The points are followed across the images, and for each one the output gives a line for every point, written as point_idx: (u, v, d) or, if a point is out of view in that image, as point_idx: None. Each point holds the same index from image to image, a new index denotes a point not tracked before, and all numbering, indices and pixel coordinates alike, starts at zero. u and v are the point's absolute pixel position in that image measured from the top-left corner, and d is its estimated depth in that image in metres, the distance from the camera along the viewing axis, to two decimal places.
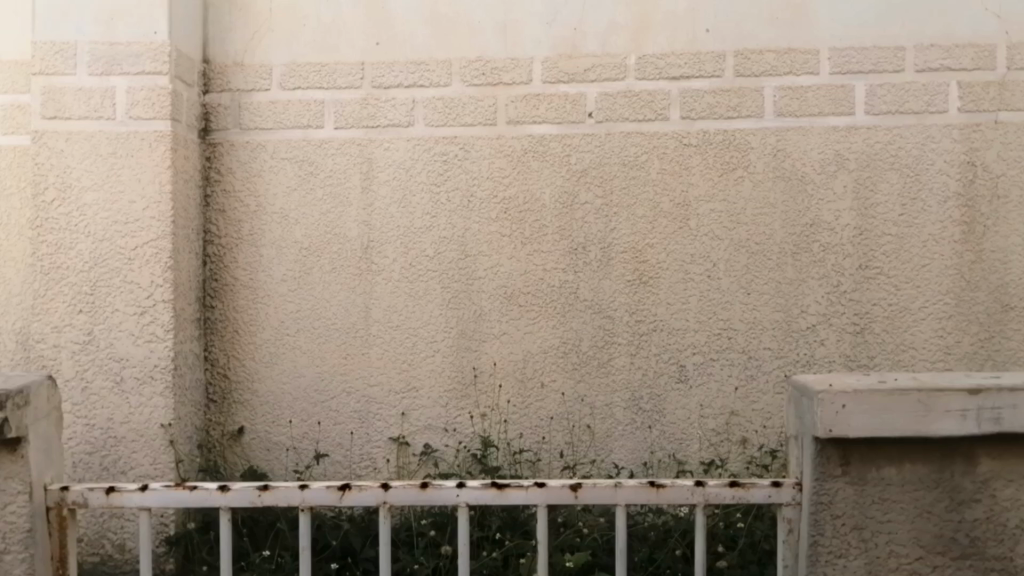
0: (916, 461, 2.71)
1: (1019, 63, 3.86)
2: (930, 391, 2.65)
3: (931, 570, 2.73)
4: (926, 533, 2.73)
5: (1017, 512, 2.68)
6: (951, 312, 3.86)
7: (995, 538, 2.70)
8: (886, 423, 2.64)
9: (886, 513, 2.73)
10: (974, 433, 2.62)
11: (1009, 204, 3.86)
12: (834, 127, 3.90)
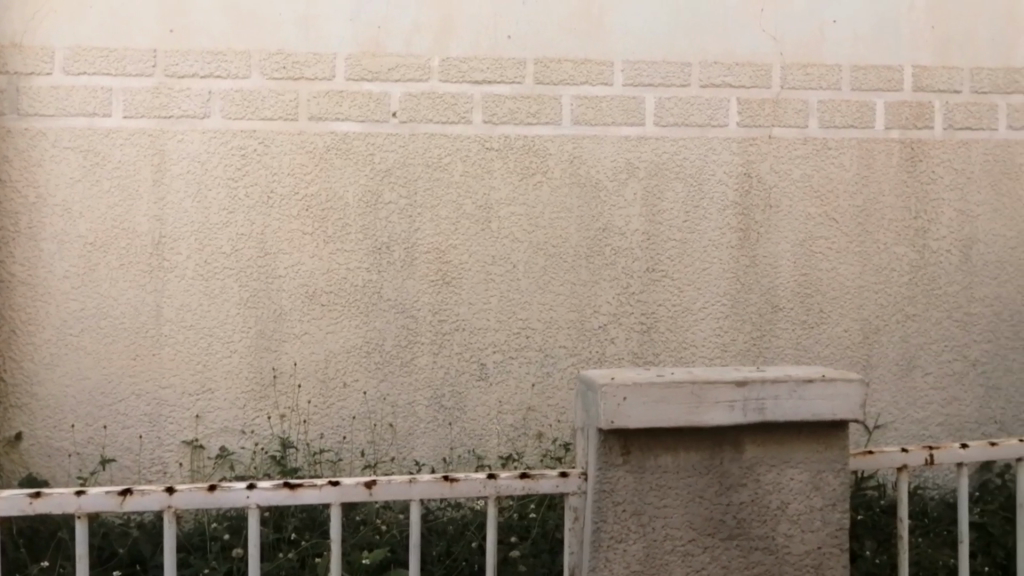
0: (690, 449, 2.94)
1: (791, 84, 4.00)
2: (702, 383, 2.89)
3: (702, 551, 2.96)
4: (698, 517, 2.96)
5: (778, 495, 2.98)
6: (727, 312, 4.06)
7: (759, 519, 2.98)
8: (661, 415, 2.86)
9: (663, 500, 2.94)
10: (742, 422, 2.88)
11: (781, 213, 4.02)
12: (626, 137, 4.05)
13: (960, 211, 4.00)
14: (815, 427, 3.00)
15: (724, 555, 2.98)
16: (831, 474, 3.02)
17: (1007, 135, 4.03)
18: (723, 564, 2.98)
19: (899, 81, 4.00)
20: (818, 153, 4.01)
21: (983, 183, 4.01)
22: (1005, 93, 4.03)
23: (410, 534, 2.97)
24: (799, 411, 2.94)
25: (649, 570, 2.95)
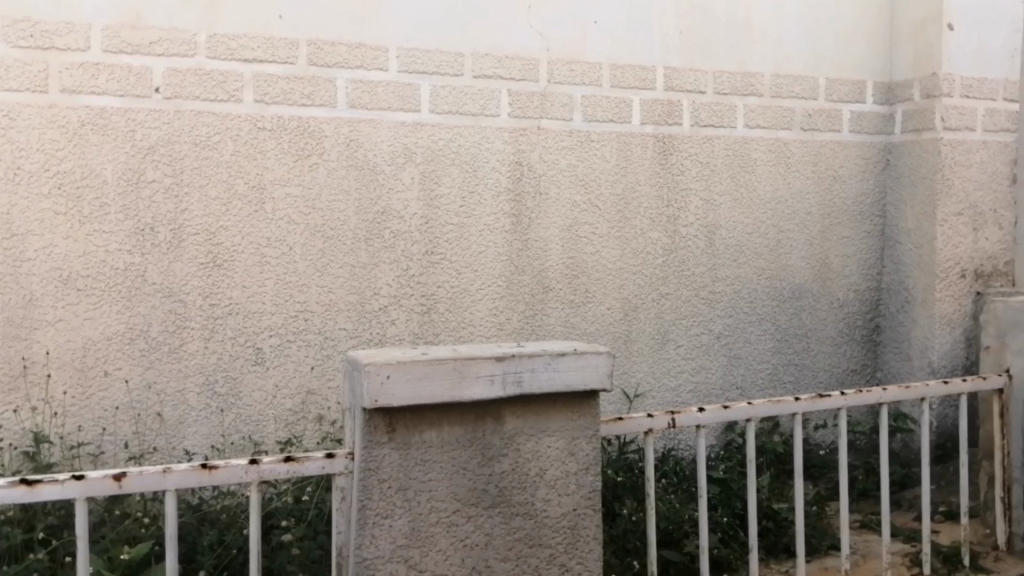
0: (453, 423, 3.04)
1: (557, 78, 4.21)
2: (463, 359, 3.00)
3: (465, 521, 3.06)
4: (461, 488, 3.06)
5: (538, 462, 3.15)
6: (503, 293, 4.18)
7: (519, 486, 3.13)
8: (425, 391, 2.93)
9: (427, 473, 3.01)
10: (501, 395, 3.02)
11: (549, 200, 4.22)
12: (402, 123, 4.08)
13: (705, 200, 4.36)
14: (569, 397, 3.20)
15: (487, 523, 3.09)
16: (584, 440, 3.22)
17: (745, 133, 4.40)
18: (486, 531, 3.09)
19: (652, 80, 4.30)
20: (581, 145, 4.25)
21: (724, 175, 4.38)
22: (742, 95, 4.39)
23: (166, 523, 2.84)
24: (553, 383, 3.11)
25: (415, 543, 3.00)
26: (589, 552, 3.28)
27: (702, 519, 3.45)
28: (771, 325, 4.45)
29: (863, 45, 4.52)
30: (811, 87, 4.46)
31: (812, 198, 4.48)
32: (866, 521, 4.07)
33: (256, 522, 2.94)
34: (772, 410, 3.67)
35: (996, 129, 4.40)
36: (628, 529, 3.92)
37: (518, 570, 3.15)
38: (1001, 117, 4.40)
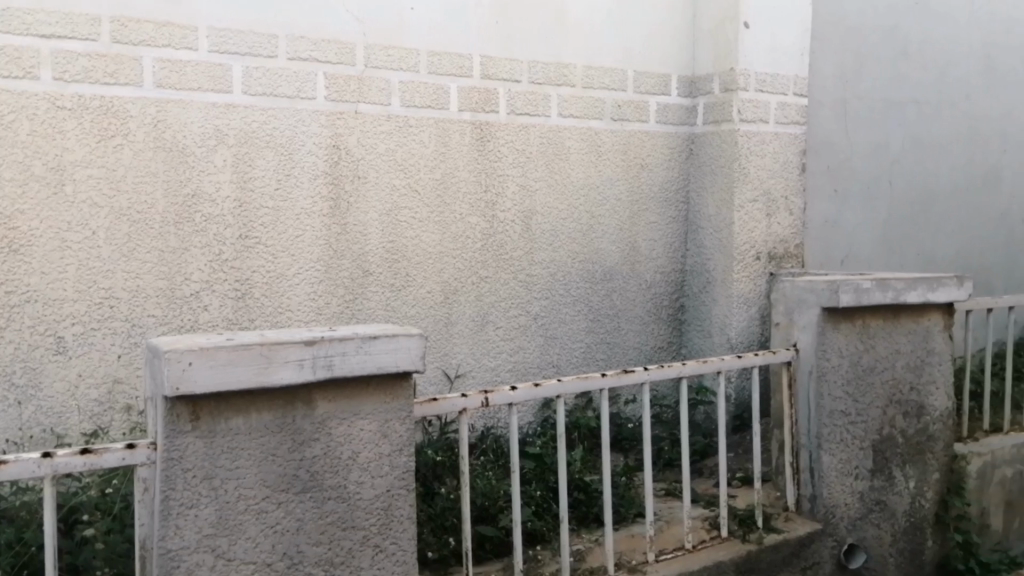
0: (261, 409, 2.63)
1: (374, 63, 4.23)
2: (271, 341, 2.58)
3: (276, 508, 2.66)
4: (271, 474, 2.65)
5: (351, 445, 2.78)
6: (321, 277, 4.17)
7: (331, 470, 2.75)
8: (228, 378, 2.52)
9: (234, 461, 2.59)
10: (312, 381, 2.63)
11: (368, 184, 4.24)
12: (212, 104, 3.93)
13: (521, 185, 4.59)
14: (386, 377, 2.84)
15: (299, 508, 2.71)
16: (398, 421, 2.86)
17: (559, 122, 4.67)
18: (297, 517, 2.70)
19: (469, 68, 4.44)
20: (400, 131, 4.30)
21: (540, 162, 4.63)
22: (556, 86, 4.65)
23: None
24: (367, 365, 2.75)
25: (222, 532, 2.58)
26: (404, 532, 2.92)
27: (515, 492, 3.48)
28: (585, 305, 4.80)
29: (667, 44, 4.92)
30: (621, 79, 4.81)
31: (621, 186, 4.85)
32: (671, 488, 4.35)
33: (52, 518, 2.70)
34: (581, 385, 3.69)
35: (788, 121, 4.76)
36: (446, 507, 3.89)
37: (331, 554, 2.76)
38: (792, 110, 4.75)
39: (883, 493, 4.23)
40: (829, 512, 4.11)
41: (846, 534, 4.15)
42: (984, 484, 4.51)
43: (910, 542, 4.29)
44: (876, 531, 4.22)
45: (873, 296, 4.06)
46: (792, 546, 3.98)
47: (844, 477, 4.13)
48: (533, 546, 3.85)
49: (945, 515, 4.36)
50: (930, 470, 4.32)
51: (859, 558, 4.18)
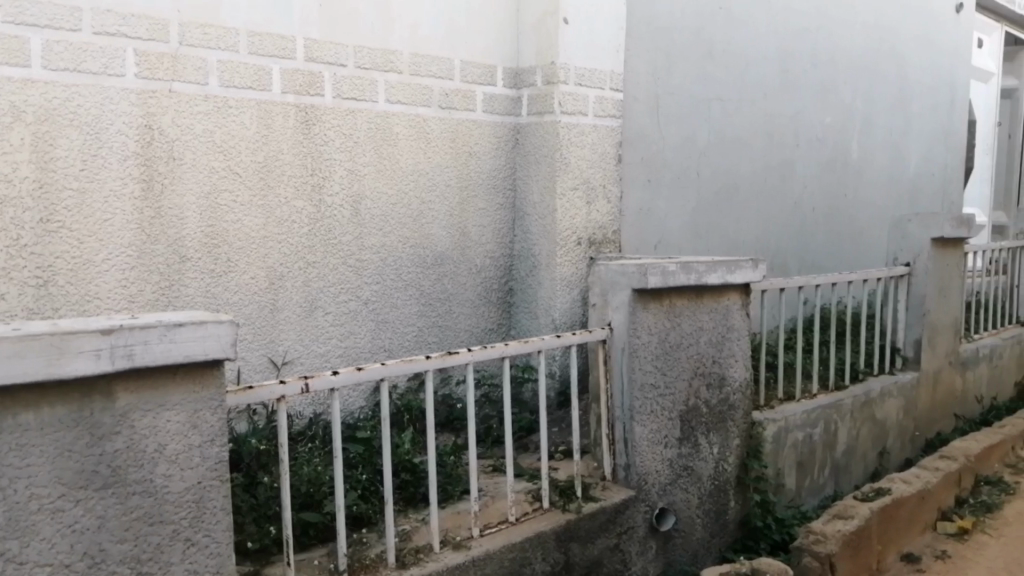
0: (53, 402, 2.51)
1: (189, 41, 4.02)
2: (63, 331, 2.47)
3: (74, 506, 2.56)
4: (67, 471, 2.54)
5: (156, 438, 2.71)
6: (132, 264, 3.93)
7: (135, 464, 2.67)
8: (15, 371, 2.38)
9: (24, 458, 2.46)
10: (110, 371, 2.54)
11: (184, 166, 4.04)
12: (7, 78, 3.55)
13: (349, 170, 4.56)
14: (191, 367, 2.78)
15: (100, 505, 2.61)
16: (209, 411, 2.82)
17: (386, 108, 4.67)
18: (98, 515, 2.61)
19: (292, 50, 4.34)
20: (218, 111, 4.12)
21: (367, 147, 4.61)
22: (383, 72, 4.65)
23: None
24: (170, 355, 2.68)
25: (12, 534, 2.45)
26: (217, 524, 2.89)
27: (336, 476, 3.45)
28: (416, 289, 4.85)
29: (490, 34, 5.04)
30: (447, 68, 4.88)
31: (450, 172, 4.92)
32: (498, 465, 4.47)
33: None
34: (407, 369, 3.65)
35: (606, 114, 5.01)
36: (269, 496, 3.86)
37: (137, 552, 2.69)
38: (609, 104, 5.00)
39: (690, 459, 4.47)
40: (642, 478, 4.31)
41: (656, 499, 4.36)
42: (779, 447, 4.77)
43: (716, 503, 4.55)
44: (684, 495, 4.45)
45: (679, 278, 4.35)
46: (608, 512, 4.15)
47: (654, 446, 4.34)
48: (359, 529, 3.85)
49: (745, 477, 4.64)
50: (732, 437, 4.62)
51: (669, 520, 4.39)
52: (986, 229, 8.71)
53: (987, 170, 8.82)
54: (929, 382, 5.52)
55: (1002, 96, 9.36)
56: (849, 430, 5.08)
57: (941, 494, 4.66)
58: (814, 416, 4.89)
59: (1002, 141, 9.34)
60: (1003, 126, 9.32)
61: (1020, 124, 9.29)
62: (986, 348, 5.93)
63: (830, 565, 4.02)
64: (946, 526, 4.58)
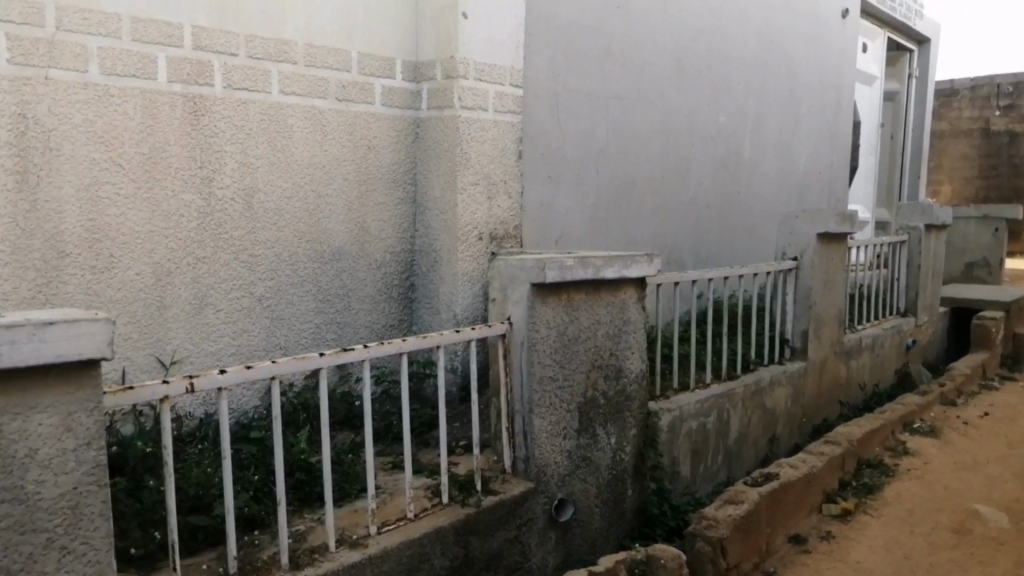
0: None
1: (67, 26, 3.79)
2: None
3: None
4: None
5: (26, 442, 2.52)
6: (5, 260, 3.70)
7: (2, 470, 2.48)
8: None
9: None
10: None
11: (62, 157, 3.83)
12: None
13: (240, 163, 4.41)
14: (65, 367, 2.59)
15: None
16: (85, 414, 2.63)
17: (280, 99, 4.54)
18: None
19: (180, 38, 4.15)
20: (99, 100, 3.92)
21: (260, 139, 4.47)
22: (276, 62, 4.50)
23: None
24: (40, 356, 2.48)
25: None
26: (99, 528, 2.72)
27: (225, 477, 3.32)
28: (313, 286, 4.76)
29: (388, 27, 4.98)
30: (345, 60, 4.78)
31: (348, 165, 4.84)
32: (397, 461, 4.41)
33: None
34: (297, 367, 3.50)
35: (506, 110, 4.99)
36: (155, 500, 3.70)
37: (7, 562, 2.51)
38: (509, 100, 4.99)
39: (588, 449, 4.51)
40: (541, 470, 4.31)
41: (555, 491, 4.37)
42: (674, 436, 4.88)
43: (614, 492, 4.61)
44: (582, 485, 4.48)
45: (576, 273, 4.32)
46: (507, 505, 4.14)
47: (553, 437, 4.35)
48: (252, 532, 3.73)
49: (641, 466, 4.73)
50: (629, 427, 4.68)
51: (567, 512, 4.43)
52: (870, 224, 9.16)
53: (872, 168, 9.26)
54: (815, 372, 5.76)
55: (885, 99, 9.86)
56: (741, 418, 5.25)
57: (826, 478, 4.86)
58: (707, 405, 5.02)
59: (885, 142, 9.85)
60: (886, 128, 9.86)
61: (901, 125, 9.82)
62: (868, 338, 6.24)
63: (722, 548, 4.14)
64: (831, 508, 4.78)
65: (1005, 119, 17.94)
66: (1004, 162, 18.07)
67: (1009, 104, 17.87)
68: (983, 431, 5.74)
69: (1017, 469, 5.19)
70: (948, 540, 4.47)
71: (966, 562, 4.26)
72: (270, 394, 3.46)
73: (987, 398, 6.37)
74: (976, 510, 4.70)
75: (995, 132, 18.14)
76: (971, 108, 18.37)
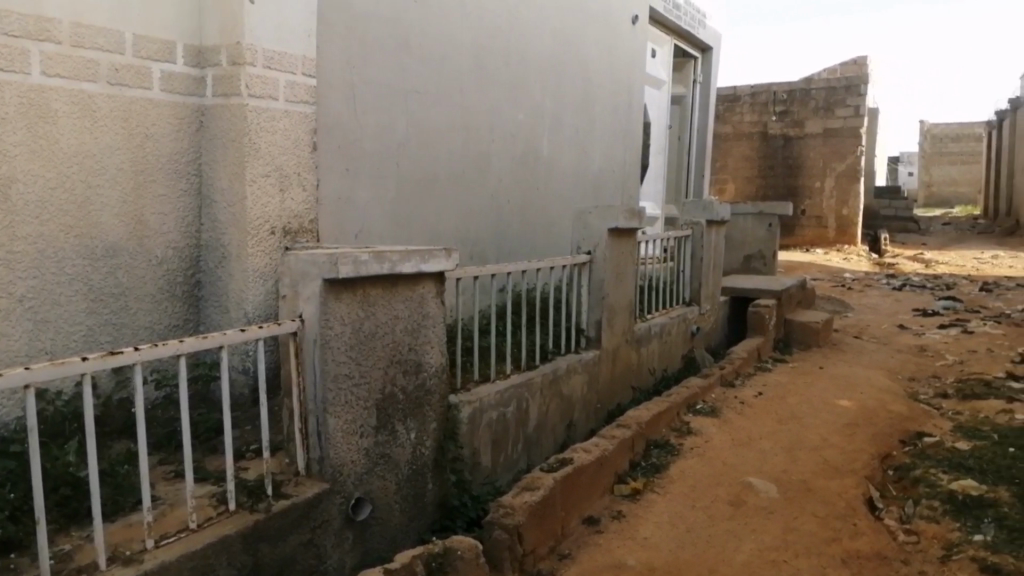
0: None
1: None
2: None
3: None
4: None
5: None
6: None
7: None
8: None
9: None
10: None
11: None
12: None
13: None
14: None
15: None
16: None
17: (41, 81, 4.08)
18: None
19: None
20: None
21: (18, 125, 4.01)
22: (36, 41, 4.04)
23: None
24: None
25: None
26: None
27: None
28: (84, 285, 4.38)
29: (167, 8, 4.67)
30: (117, 41, 4.41)
31: (122, 154, 4.50)
32: (179, 470, 4.14)
33: None
34: (56, 374, 3.05)
35: (297, 100, 4.82)
36: None
37: None
38: (300, 90, 4.83)
39: (387, 446, 4.36)
40: (336, 471, 4.09)
41: (352, 489, 4.18)
42: (474, 428, 4.90)
43: (413, 487, 4.52)
44: (381, 482, 4.34)
45: (371, 268, 4.12)
46: (300, 508, 3.88)
47: (349, 435, 4.14)
48: (6, 556, 3.35)
49: (442, 459, 4.69)
50: (429, 420, 4.61)
51: (365, 510, 4.26)
52: (659, 219, 9.74)
53: (661, 167, 9.83)
54: (608, 359, 6.02)
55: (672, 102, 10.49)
56: (538, 407, 5.39)
57: (616, 460, 5.08)
58: (506, 395, 5.11)
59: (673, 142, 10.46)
60: (673, 129, 10.46)
61: (687, 127, 10.48)
62: (656, 326, 6.61)
63: (518, 535, 4.21)
64: (622, 488, 5.00)
65: (781, 124, 19.62)
66: (780, 163, 19.73)
67: (783, 110, 19.49)
68: (757, 409, 6.24)
69: (784, 443, 5.69)
70: (725, 511, 4.83)
71: (741, 531, 4.63)
72: (24, 406, 3.01)
73: (761, 378, 6.96)
74: (749, 483, 5.10)
75: (772, 135, 19.82)
76: (752, 113, 19.96)
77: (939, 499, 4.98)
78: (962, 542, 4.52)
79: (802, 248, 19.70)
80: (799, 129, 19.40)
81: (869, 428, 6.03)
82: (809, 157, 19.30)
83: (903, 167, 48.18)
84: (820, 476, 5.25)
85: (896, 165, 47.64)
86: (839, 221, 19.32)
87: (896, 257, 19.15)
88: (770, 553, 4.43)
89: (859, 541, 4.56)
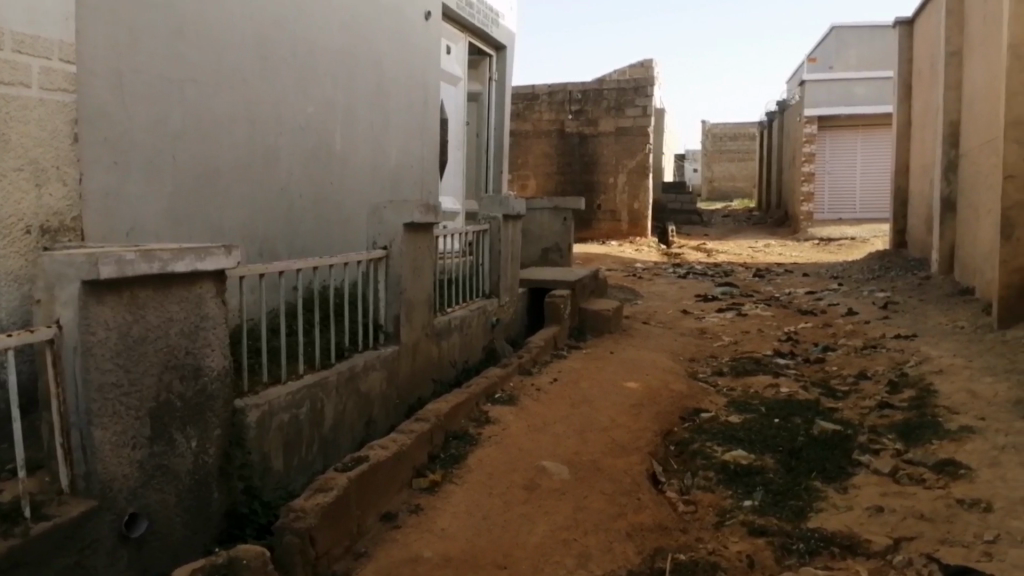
0: None
1: None
2: None
3: None
4: None
5: None
6: None
7: None
8: None
9: None
10: None
11: None
12: None
13: None
14: None
15: None
16: None
17: None
18: None
19: None
20: None
21: None
22: None
23: None
24: None
25: None
26: None
27: None
28: None
29: None
30: None
31: None
32: None
33: None
34: None
35: (53, 88, 4.42)
36: None
37: None
38: (58, 77, 4.43)
39: (164, 457, 4.11)
40: (106, 486, 3.79)
41: (125, 505, 3.89)
42: (264, 432, 4.72)
43: (196, 498, 4.28)
44: (159, 495, 4.08)
45: (139, 268, 3.84)
46: (64, 529, 3.54)
47: (119, 448, 3.85)
48: None
49: (227, 467, 4.48)
50: (212, 427, 4.40)
51: (141, 525, 3.98)
52: (458, 215, 9.85)
53: (460, 162, 9.95)
54: (407, 355, 6.01)
55: (469, 99, 10.66)
56: (334, 405, 5.29)
57: (414, 454, 5.08)
58: (298, 396, 4.96)
59: (471, 138, 10.65)
60: (471, 126, 10.66)
61: (484, 124, 10.69)
62: (456, 319, 6.69)
63: (310, 538, 4.08)
64: (420, 482, 5.01)
65: (577, 122, 20.46)
66: (576, 159, 20.55)
67: (579, 109, 20.45)
68: (552, 396, 6.47)
69: (576, 426, 5.94)
70: (520, 496, 4.97)
71: (534, 514, 4.78)
72: None
73: (556, 365, 7.23)
74: (543, 467, 5.28)
75: (568, 133, 20.63)
76: (550, 112, 20.72)
77: (714, 470, 5.40)
78: (734, 508, 4.94)
79: (598, 240, 20.56)
80: (593, 128, 20.34)
81: (653, 408, 6.43)
82: (603, 154, 20.27)
83: (689, 165, 51.76)
84: (608, 456, 5.52)
85: (683, 158, 50.70)
86: (632, 216, 20.39)
87: (682, 248, 20.54)
88: (561, 533, 4.60)
89: (643, 514, 4.84)
